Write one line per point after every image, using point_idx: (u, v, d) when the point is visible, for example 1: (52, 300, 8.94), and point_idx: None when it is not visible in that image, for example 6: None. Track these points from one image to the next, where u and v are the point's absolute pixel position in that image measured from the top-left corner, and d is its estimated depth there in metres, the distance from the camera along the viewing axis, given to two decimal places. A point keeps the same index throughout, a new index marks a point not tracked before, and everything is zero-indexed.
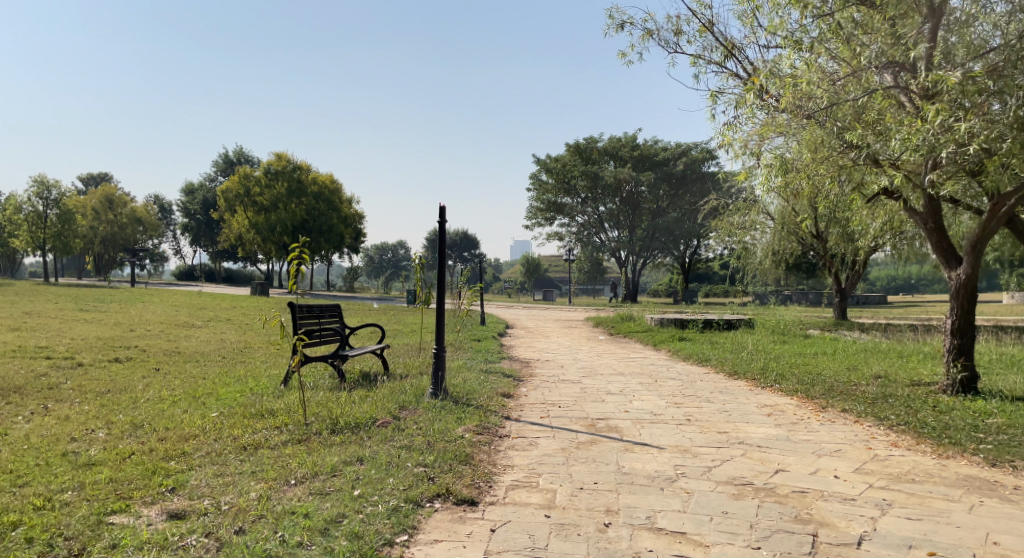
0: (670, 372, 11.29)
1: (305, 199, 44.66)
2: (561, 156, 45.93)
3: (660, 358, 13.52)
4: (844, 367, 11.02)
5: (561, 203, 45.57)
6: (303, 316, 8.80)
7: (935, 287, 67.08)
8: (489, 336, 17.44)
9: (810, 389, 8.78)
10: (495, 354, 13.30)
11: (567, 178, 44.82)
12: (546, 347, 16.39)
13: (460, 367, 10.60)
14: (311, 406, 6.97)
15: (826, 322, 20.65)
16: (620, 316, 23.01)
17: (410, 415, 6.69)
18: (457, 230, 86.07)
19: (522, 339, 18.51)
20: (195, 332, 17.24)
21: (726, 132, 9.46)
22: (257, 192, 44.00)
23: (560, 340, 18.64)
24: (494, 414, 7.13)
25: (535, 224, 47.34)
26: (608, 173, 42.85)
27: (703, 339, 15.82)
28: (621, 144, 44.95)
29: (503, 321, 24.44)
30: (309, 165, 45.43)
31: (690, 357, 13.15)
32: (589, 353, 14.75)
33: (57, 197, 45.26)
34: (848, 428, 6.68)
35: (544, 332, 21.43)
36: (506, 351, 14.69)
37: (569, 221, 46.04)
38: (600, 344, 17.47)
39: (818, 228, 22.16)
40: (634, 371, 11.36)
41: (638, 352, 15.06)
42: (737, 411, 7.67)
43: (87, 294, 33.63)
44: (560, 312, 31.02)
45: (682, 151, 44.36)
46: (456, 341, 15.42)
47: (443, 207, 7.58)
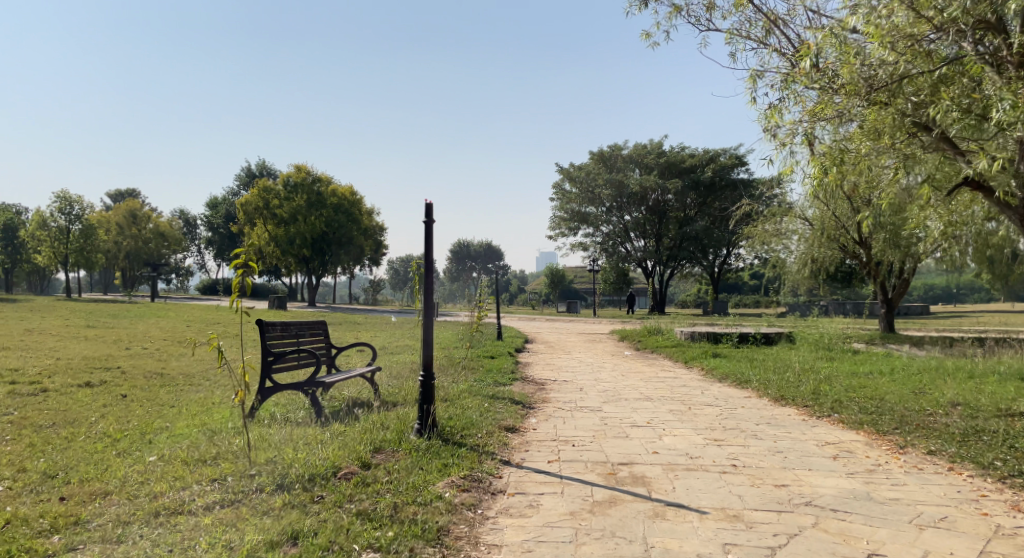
0: (705, 396, 9.82)
1: (325, 210, 43.77)
2: (584, 164, 44.57)
3: (693, 379, 12.00)
4: (911, 391, 9.45)
5: (585, 213, 44.13)
6: (275, 336, 7.52)
7: (977, 296, 64.32)
8: (505, 353, 16.03)
9: (878, 422, 7.30)
10: (506, 374, 11.93)
11: (592, 186, 43.42)
12: (566, 364, 14.95)
13: (462, 392, 9.21)
14: (265, 450, 5.59)
15: (873, 336, 18.95)
16: (646, 330, 21.48)
17: (384, 462, 5.33)
18: (481, 241, 85.15)
19: (541, 356, 17.09)
20: (190, 351, 16.04)
21: (770, 116, 8.01)
22: (276, 204, 43.24)
23: (582, 356, 17.20)
24: (491, 460, 5.75)
25: (558, 234, 45.96)
26: (634, 180, 41.37)
27: (740, 356, 14.29)
28: (647, 151, 43.47)
29: (523, 335, 23.06)
30: (329, 176, 44.60)
31: (727, 377, 11.64)
32: (612, 372, 13.29)
33: (80, 212, 44.94)
34: (944, 482, 5.22)
35: (565, 347, 19.96)
36: (520, 371, 13.30)
37: (593, 231, 44.61)
38: (625, 361, 15.99)
39: (862, 234, 20.34)
40: (664, 395, 9.92)
41: (667, 371, 13.56)
42: (793, 452, 6.24)
43: (101, 310, 32.89)
44: (584, 325, 29.54)
45: (710, 158, 42.71)
46: (467, 360, 14.07)
47: (428, 204, 6.28)
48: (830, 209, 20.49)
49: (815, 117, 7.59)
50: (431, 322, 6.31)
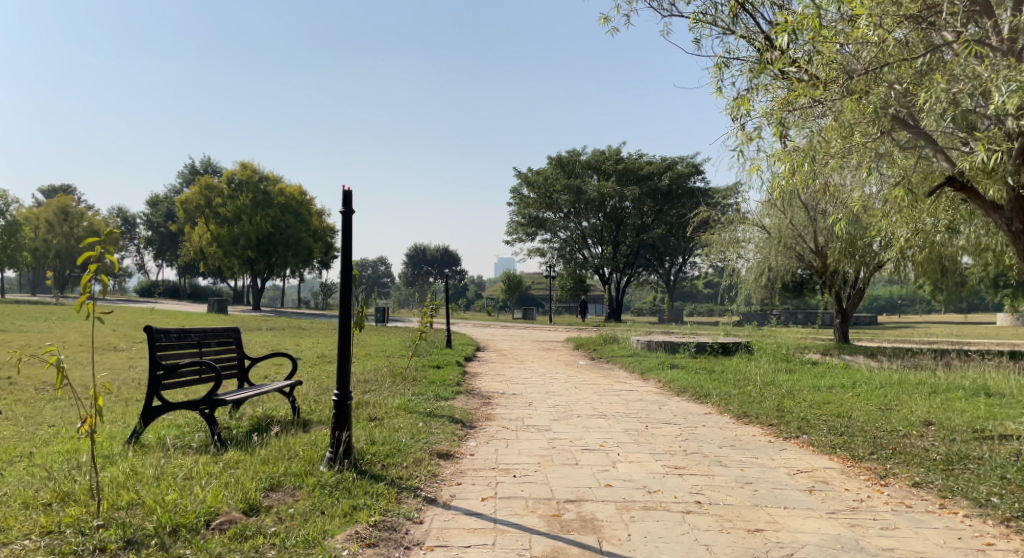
0: (663, 413, 9.04)
1: (272, 210, 42.19)
2: (542, 169, 43.87)
3: (649, 392, 11.23)
4: (880, 407, 8.79)
5: (542, 218, 43.40)
6: (168, 346, 6.55)
7: (920, 308, 65.50)
8: (452, 363, 15.05)
9: (852, 445, 6.55)
10: (449, 386, 10.98)
11: (549, 192, 42.76)
12: (516, 375, 14.04)
13: (395, 407, 8.24)
14: (130, 490, 4.63)
15: (830, 346, 18.53)
16: (601, 338, 20.74)
17: (277, 506, 4.39)
18: (438, 246, 83.94)
19: (489, 366, 16.15)
20: (108, 359, 14.74)
21: (736, 107, 7.31)
22: (219, 203, 41.48)
23: (534, 365, 16.33)
24: (412, 498, 4.81)
25: (514, 239, 45.15)
26: (591, 186, 40.79)
27: (698, 368, 13.57)
28: (605, 157, 42.96)
29: (475, 342, 22.12)
30: (276, 175, 43.07)
31: (686, 390, 10.88)
32: (565, 384, 12.43)
33: (4, 207, 42.61)
34: (940, 525, 4.46)
35: (517, 355, 19.07)
36: (466, 382, 12.36)
37: (550, 237, 43.91)
38: (579, 371, 15.17)
39: (820, 243, 19.87)
40: (619, 411, 9.11)
41: (623, 383, 12.76)
42: (764, 484, 5.42)
43: (25, 312, 30.89)
44: (538, 332, 28.73)
45: (667, 165, 42.37)
46: (409, 370, 13.07)
47: (347, 192, 5.31)
48: (788, 217, 20.03)
49: (784, 108, 6.93)
50: (348, 333, 5.36)
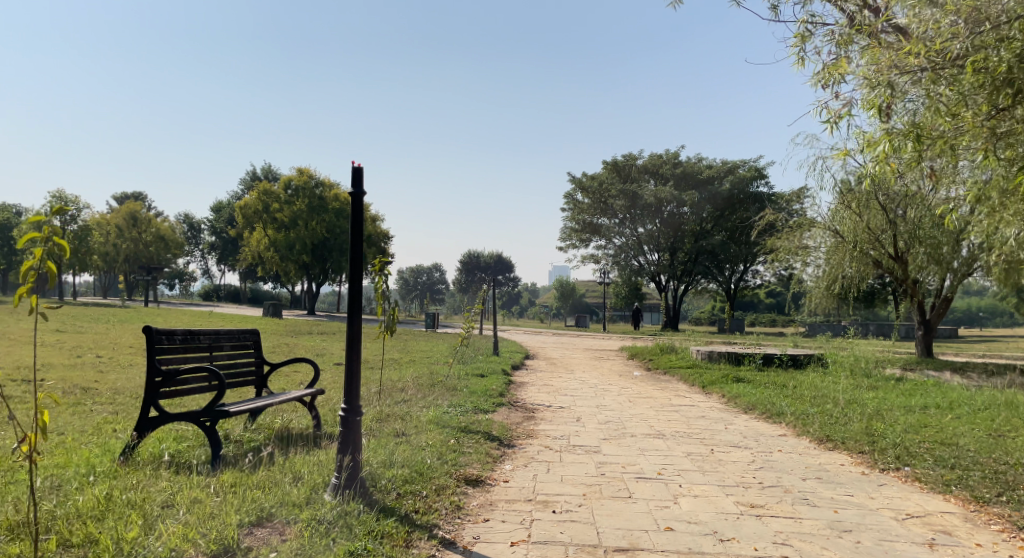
0: (729, 434, 7.93)
1: (327, 215, 42.20)
2: (597, 174, 42.89)
3: (713, 409, 10.11)
4: (991, 434, 7.50)
5: (597, 224, 42.36)
6: (170, 349, 5.84)
7: (1001, 321, 61.59)
8: (498, 372, 14.18)
9: (971, 484, 5.38)
10: (492, 397, 10.09)
11: (605, 197, 41.67)
12: (566, 386, 13.07)
13: (427, 421, 7.38)
14: (93, 523, 3.89)
15: (910, 360, 16.97)
16: (658, 347, 19.59)
17: (259, 549, 3.58)
18: (492, 253, 83.64)
19: (538, 375, 15.19)
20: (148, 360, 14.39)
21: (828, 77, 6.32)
22: (276, 208, 41.79)
23: (586, 376, 15.34)
24: (426, 542, 3.91)
25: (568, 245, 44.21)
26: (648, 190, 39.52)
27: (766, 382, 12.33)
28: (663, 161, 41.66)
29: (524, 350, 21.26)
30: (331, 180, 43.03)
31: (754, 407, 9.73)
32: (619, 397, 11.41)
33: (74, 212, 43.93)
34: None
35: (567, 364, 18.08)
36: (510, 392, 11.44)
37: (605, 242, 42.76)
38: (634, 383, 14.07)
39: (900, 248, 18.26)
40: (680, 430, 8.04)
41: (682, 398, 11.64)
42: (868, 533, 4.33)
43: (86, 314, 31.43)
44: (592, 340, 27.61)
45: (728, 169, 40.77)
46: (451, 378, 12.23)
47: (357, 167, 4.48)
48: (864, 218, 18.50)
49: (889, 74, 5.93)
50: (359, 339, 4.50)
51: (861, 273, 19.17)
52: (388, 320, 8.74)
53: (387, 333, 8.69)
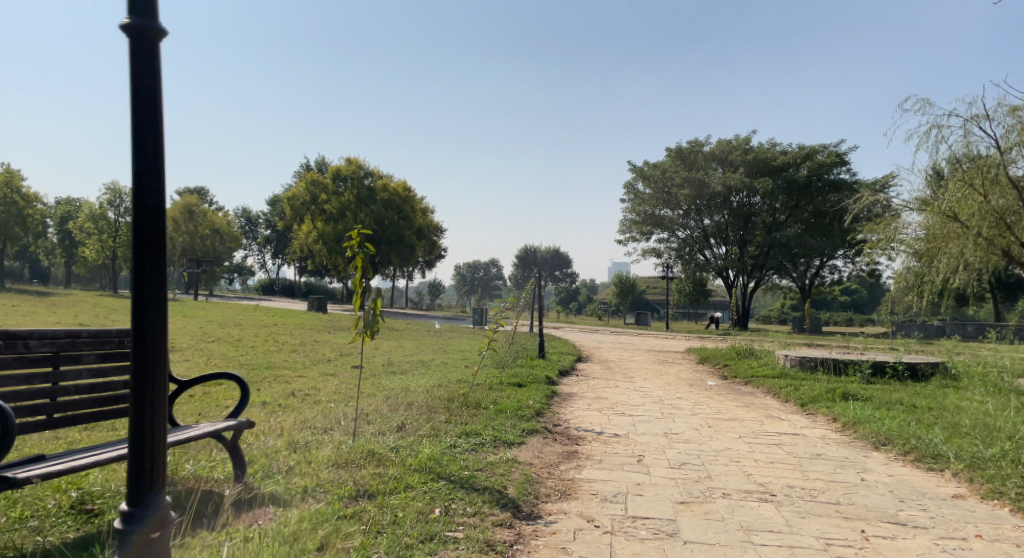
0: (872, 495, 5.26)
1: (375, 206, 39.50)
2: (659, 162, 39.76)
3: (827, 444, 7.38)
4: None
5: (659, 216, 39.27)
6: None
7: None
8: (542, 380, 11.72)
9: None
10: (527, 420, 7.61)
11: (668, 186, 38.56)
12: (625, 401, 10.50)
13: (414, 470, 4.97)
14: None
15: None
16: (734, 349, 16.76)
17: None
18: (549, 248, 81.28)
19: (591, 384, 12.64)
20: None
21: None
22: (323, 198, 39.44)
23: (650, 385, 12.71)
24: None
25: (628, 238, 41.30)
26: (716, 178, 36.19)
27: (887, 404, 9.55)
28: (732, 147, 38.09)
29: (577, 351, 18.70)
30: (381, 169, 40.31)
31: (892, 446, 7.02)
32: (696, 419, 8.81)
33: (129, 205, 42.94)
34: None
35: (628, 370, 15.42)
36: (551, 410, 8.93)
37: (667, 236, 39.66)
38: (710, 396, 11.41)
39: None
40: (795, 485, 5.40)
41: (777, 422, 8.92)
42: None
43: (124, 307, 30.20)
44: (656, 340, 24.81)
45: (806, 155, 36.88)
46: (479, 389, 9.78)
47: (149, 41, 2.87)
48: (989, 199, 14.70)
49: None
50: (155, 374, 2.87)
51: (978, 268, 15.67)
52: (367, 318, 6.31)
53: (366, 336, 6.25)
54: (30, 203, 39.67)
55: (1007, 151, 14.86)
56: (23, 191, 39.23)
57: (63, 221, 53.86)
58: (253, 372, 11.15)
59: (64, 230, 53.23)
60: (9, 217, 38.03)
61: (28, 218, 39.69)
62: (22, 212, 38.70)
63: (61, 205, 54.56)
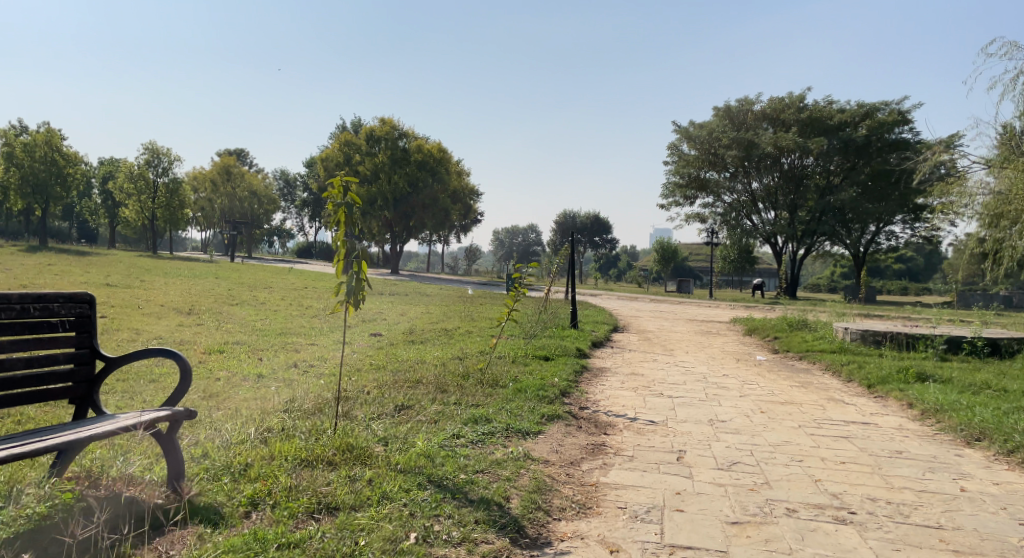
0: (980, 516, 4.14)
1: (411, 168, 38.41)
2: (707, 122, 37.82)
3: (906, 438, 6.21)
4: None
5: (705, 179, 37.46)
6: None
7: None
8: (574, 353, 10.70)
9: None
10: (549, 402, 6.61)
11: (715, 147, 36.68)
12: (665, 378, 9.42)
13: (398, 472, 3.99)
14: None
15: None
16: (785, 320, 15.42)
17: None
18: (590, 213, 79.32)
19: (629, 357, 11.51)
20: (139, 319, 11.57)
21: None
22: (358, 160, 38.46)
23: (693, 359, 11.58)
24: None
25: (672, 202, 39.68)
26: (766, 138, 34.17)
27: (969, 388, 8.29)
28: (785, 106, 35.93)
29: (614, 319, 17.59)
30: (417, 130, 39.19)
31: (986, 445, 5.85)
32: (746, 403, 7.71)
33: (168, 166, 42.68)
34: None
35: (669, 342, 14.23)
36: (580, 388, 7.90)
37: (713, 200, 37.89)
38: (760, 374, 10.24)
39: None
40: (878, 499, 4.30)
41: (841, 407, 7.76)
42: None
43: (158, 267, 29.93)
44: (698, 309, 23.48)
45: (864, 114, 34.54)
46: (500, 363, 8.79)
47: None
48: None
49: None
50: None
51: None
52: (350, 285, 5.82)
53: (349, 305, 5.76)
54: (72, 162, 39.59)
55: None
56: (65, 150, 38.92)
57: (105, 181, 54.07)
58: (261, 336, 10.28)
59: (107, 189, 53.43)
60: (51, 175, 37.90)
61: (70, 177, 39.56)
62: (63, 172, 38.53)
63: (103, 165, 54.73)
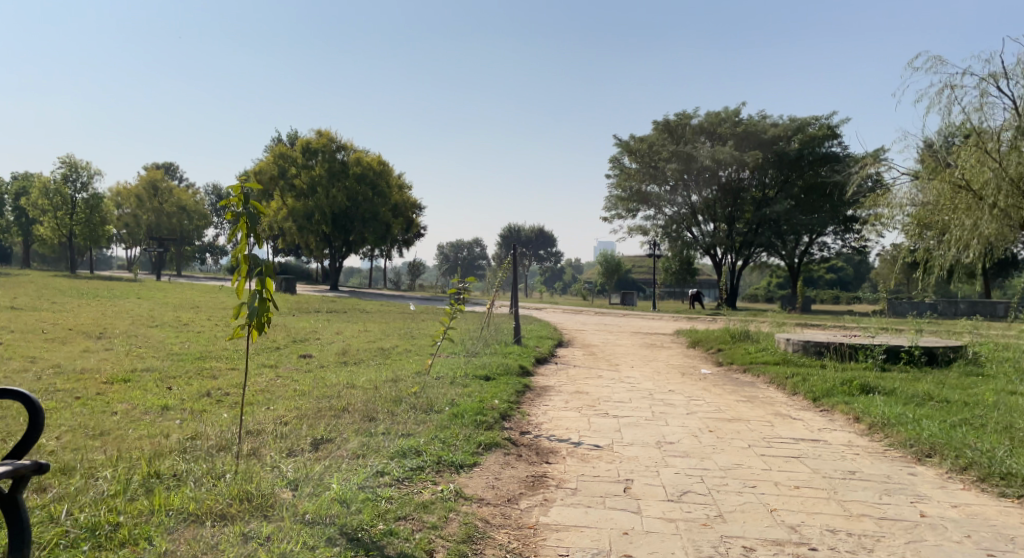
0: (944, 545, 3.87)
1: (349, 181, 37.53)
2: (646, 136, 38.12)
3: (858, 456, 5.98)
4: None
5: (647, 192, 37.68)
6: None
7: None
8: (514, 371, 10.26)
9: None
10: (485, 428, 6.14)
11: (655, 161, 36.97)
12: (608, 396, 9.07)
13: (306, 524, 3.47)
14: None
15: None
16: (728, 331, 15.34)
17: None
18: (533, 226, 79.29)
19: (572, 374, 11.13)
20: (42, 345, 10.63)
21: None
22: (293, 173, 37.43)
23: (637, 375, 11.28)
24: None
25: (615, 215, 39.81)
26: (704, 152, 34.59)
27: (912, 399, 8.18)
28: (721, 120, 36.52)
29: (558, 334, 17.24)
30: (355, 143, 38.41)
31: (938, 463, 5.65)
32: (693, 421, 7.41)
33: (87, 180, 40.84)
34: None
35: (612, 356, 13.95)
36: (520, 410, 7.47)
37: (655, 213, 38.17)
38: (705, 388, 9.99)
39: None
40: (839, 530, 3.99)
41: (788, 422, 7.54)
42: None
43: (78, 288, 28.39)
44: (641, 321, 23.37)
45: (797, 128, 35.37)
46: (436, 384, 8.29)
47: None
48: None
49: None
50: None
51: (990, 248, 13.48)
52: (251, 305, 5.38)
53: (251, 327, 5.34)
54: None
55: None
56: None
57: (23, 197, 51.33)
58: (176, 361, 9.50)
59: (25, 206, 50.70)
60: None
61: None
62: None
63: (21, 181, 51.98)
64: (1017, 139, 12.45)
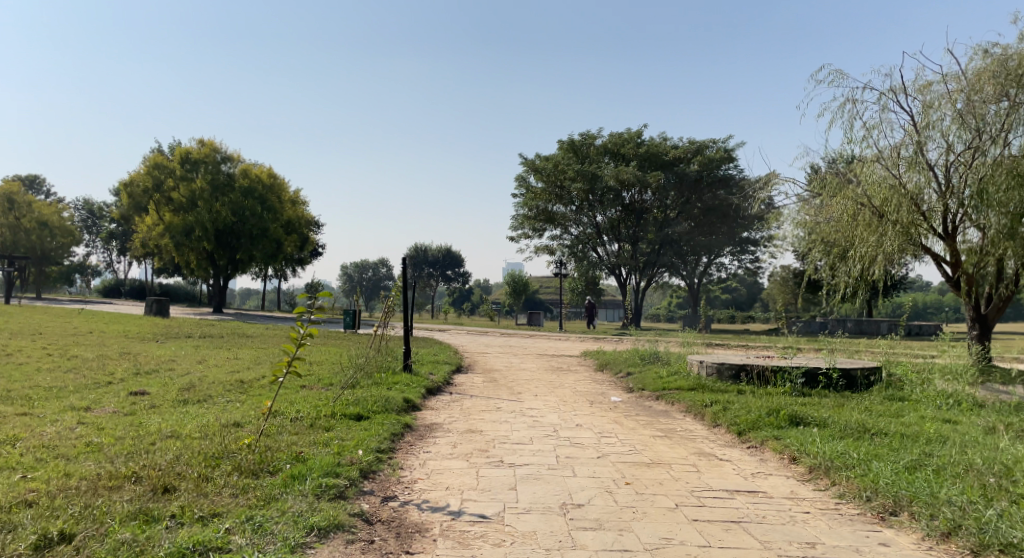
0: None
1: (233, 195, 34.75)
2: (551, 155, 37.24)
3: (811, 516, 4.74)
4: None
5: (552, 212, 36.75)
6: None
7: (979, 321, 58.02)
8: (393, 405, 8.61)
9: None
10: (329, 498, 4.51)
11: (560, 180, 36.09)
12: (504, 435, 7.57)
13: None
14: None
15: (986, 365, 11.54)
16: (636, 353, 14.27)
17: None
18: (439, 245, 77.41)
19: (465, 407, 9.59)
20: None
21: None
22: (171, 186, 34.43)
23: (538, 406, 9.83)
24: None
25: (520, 235, 38.69)
26: (608, 171, 34.00)
27: (848, 432, 7.11)
28: (624, 141, 36.08)
29: (453, 358, 15.63)
30: (241, 155, 35.79)
31: (912, 524, 4.48)
32: (604, 468, 6.01)
33: None
34: None
35: (513, 382, 12.47)
36: (389, 463, 5.83)
37: (560, 233, 37.33)
38: (615, 421, 8.65)
39: (950, 223, 11.69)
40: None
41: (716, 466, 6.27)
42: None
43: None
44: (546, 342, 22.02)
45: (696, 150, 35.41)
46: (286, 430, 6.54)
47: None
48: None
49: None
50: None
51: (889, 267, 12.61)
52: None
53: None
54: None
55: (922, 132, 11.72)
56: None
57: None
58: None
59: None
60: None
61: None
62: None
63: None
64: (916, 156, 11.66)
